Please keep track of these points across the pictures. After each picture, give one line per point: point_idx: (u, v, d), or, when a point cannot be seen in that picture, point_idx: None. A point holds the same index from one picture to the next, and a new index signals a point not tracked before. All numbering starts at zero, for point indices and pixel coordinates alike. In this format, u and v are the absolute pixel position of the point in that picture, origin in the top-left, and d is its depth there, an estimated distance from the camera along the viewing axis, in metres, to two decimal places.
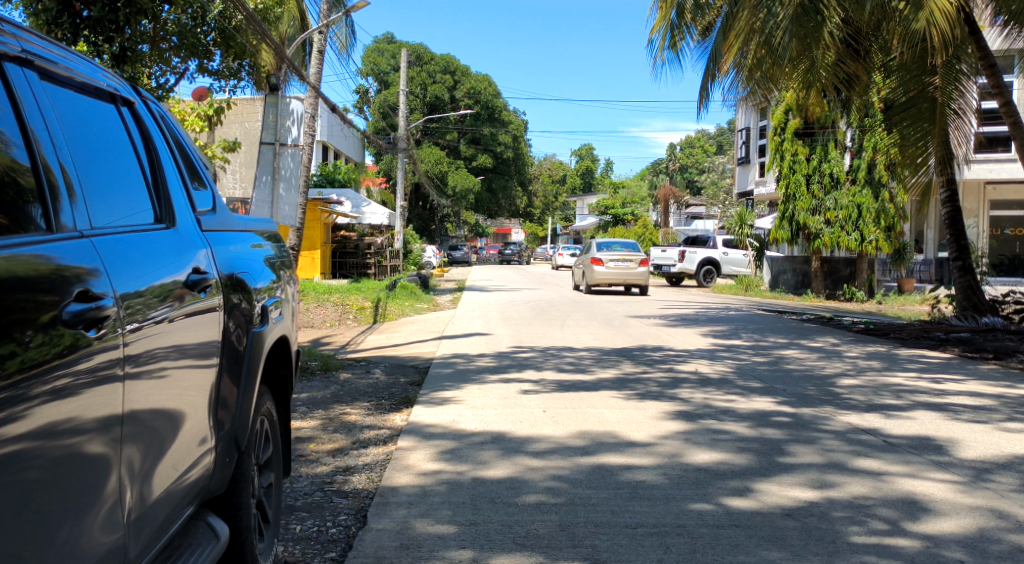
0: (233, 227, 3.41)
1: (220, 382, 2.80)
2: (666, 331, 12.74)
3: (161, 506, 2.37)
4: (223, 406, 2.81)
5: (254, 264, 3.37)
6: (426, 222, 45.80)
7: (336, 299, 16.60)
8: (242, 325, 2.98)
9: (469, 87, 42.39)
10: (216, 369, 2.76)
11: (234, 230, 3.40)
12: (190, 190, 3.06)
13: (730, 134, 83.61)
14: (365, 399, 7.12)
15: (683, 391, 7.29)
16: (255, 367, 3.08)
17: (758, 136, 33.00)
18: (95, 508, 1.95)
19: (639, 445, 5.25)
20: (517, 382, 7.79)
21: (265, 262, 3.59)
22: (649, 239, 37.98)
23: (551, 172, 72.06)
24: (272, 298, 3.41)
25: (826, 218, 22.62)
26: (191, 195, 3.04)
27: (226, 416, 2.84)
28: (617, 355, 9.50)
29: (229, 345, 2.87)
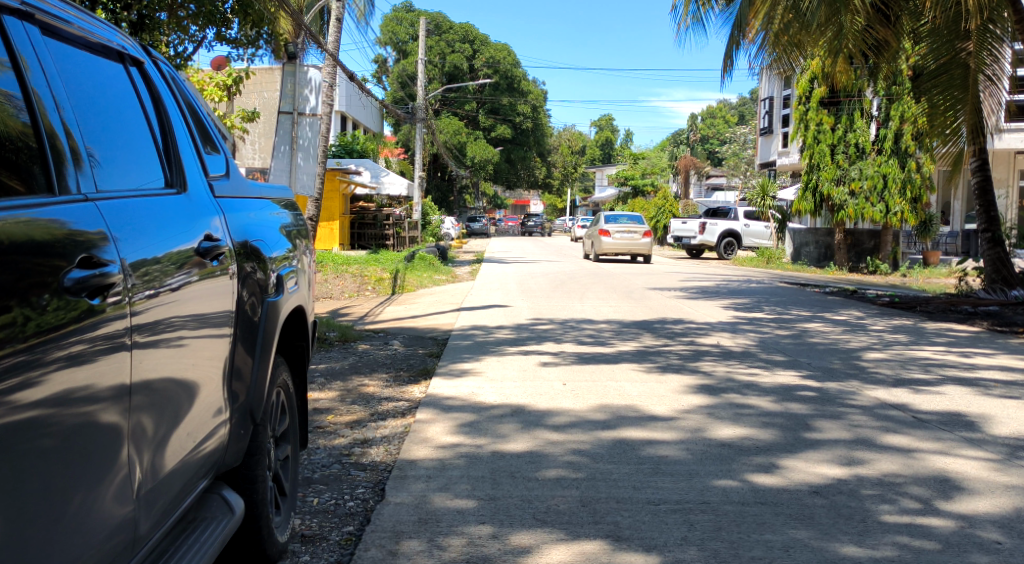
0: (248, 194, 3.31)
1: (234, 352, 2.71)
2: (687, 303, 12.62)
3: (175, 478, 2.30)
4: (237, 377, 2.72)
5: (270, 233, 3.28)
6: (445, 193, 45.67)
7: (355, 269, 16.58)
8: (256, 294, 2.89)
9: (488, 56, 42.04)
10: (230, 338, 2.67)
11: (249, 198, 3.30)
12: (202, 155, 2.96)
13: (752, 105, 82.52)
14: (383, 370, 7.08)
15: (706, 364, 7.18)
16: (271, 338, 2.99)
17: (782, 105, 32.54)
18: (109, 479, 1.88)
19: (661, 419, 5.16)
20: (537, 354, 7.71)
21: (280, 231, 3.49)
22: (670, 211, 37.68)
23: (571, 143, 71.53)
24: (288, 267, 3.32)
25: (850, 190, 22.19)
26: (203, 160, 2.93)
27: (240, 387, 2.75)
28: (638, 327, 9.40)
29: (243, 315, 2.78)
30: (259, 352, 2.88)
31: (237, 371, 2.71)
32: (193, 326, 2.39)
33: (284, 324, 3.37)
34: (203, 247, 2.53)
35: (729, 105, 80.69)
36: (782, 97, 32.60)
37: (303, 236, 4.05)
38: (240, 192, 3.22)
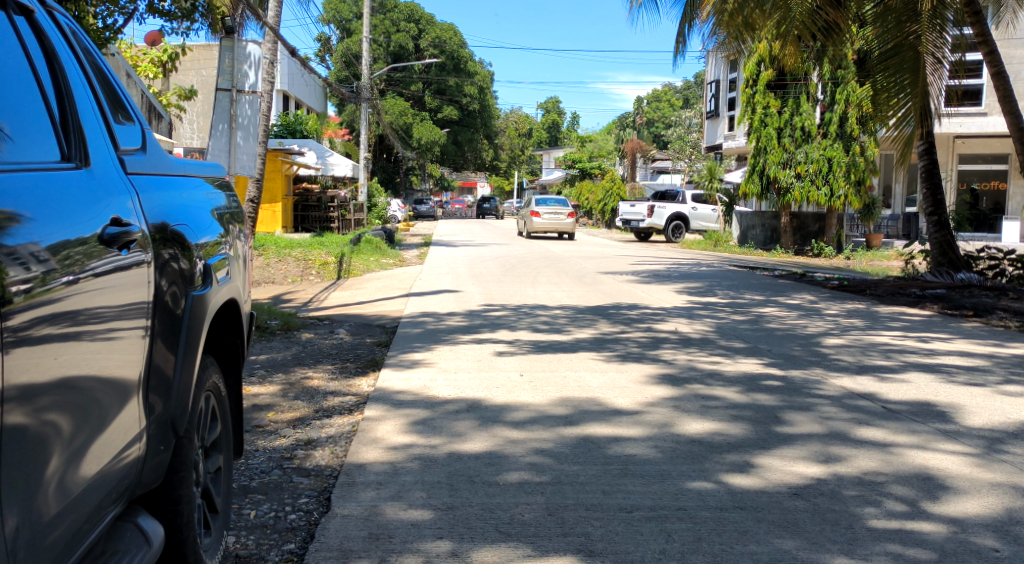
0: (170, 171, 2.86)
1: (153, 350, 2.29)
2: (640, 287, 12.40)
3: (86, 500, 1.93)
4: (157, 382, 2.31)
5: (197, 217, 2.85)
6: (390, 175, 44.91)
7: (298, 253, 15.97)
8: (178, 284, 2.47)
9: (435, 36, 41.25)
10: (148, 334, 2.25)
11: (173, 177, 2.86)
12: (111, 123, 2.49)
13: (698, 89, 82.98)
14: (329, 361, 6.66)
15: (666, 352, 6.95)
16: (198, 335, 2.58)
17: (728, 88, 32.69)
18: (6, 503, 1.56)
19: (626, 413, 4.88)
20: (491, 343, 7.39)
21: (211, 215, 3.06)
22: (617, 194, 37.60)
23: (518, 125, 71.01)
24: (218, 256, 2.90)
25: (796, 172, 22.40)
26: (113, 131, 2.47)
27: (160, 393, 2.34)
28: (592, 313, 9.15)
29: (163, 307, 2.36)
30: (182, 351, 2.47)
31: (156, 375, 2.31)
32: (115, 319, 2.04)
33: (213, 320, 2.96)
34: (112, 231, 2.09)
35: (675, 90, 80.98)
36: (727, 80, 32.67)
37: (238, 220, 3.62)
38: (160, 168, 2.77)
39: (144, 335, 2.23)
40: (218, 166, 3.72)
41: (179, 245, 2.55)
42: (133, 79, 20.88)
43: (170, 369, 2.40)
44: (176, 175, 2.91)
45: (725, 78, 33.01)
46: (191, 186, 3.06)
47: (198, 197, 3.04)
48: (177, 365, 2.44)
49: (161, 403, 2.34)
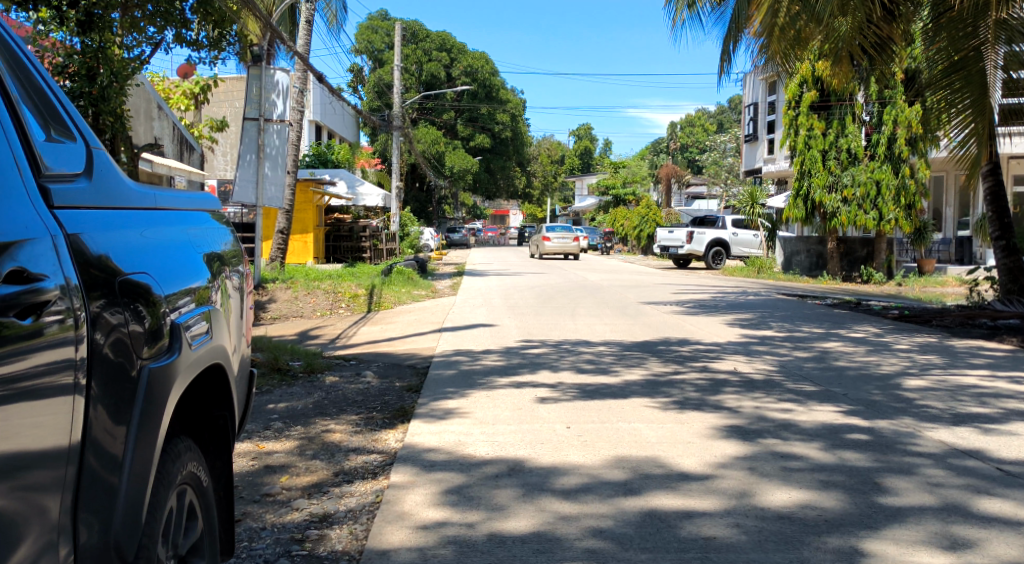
0: (130, 204, 2.20)
1: (91, 419, 1.70)
2: (687, 320, 11.63)
3: None
4: (96, 467, 1.72)
5: (164, 261, 2.21)
6: (423, 204, 44.66)
7: (327, 285, 15.43)
8: (131, 342, 1.86)
9: (466, 65, 41.04)
10: (81, 401, 1.67)
11: (133, 212, 2.20)
12: (32, 136, 1.83)
13: (732, 114, 81.85)
14: (353, 411, 6.00)
15: (728, 398, 6.19)
16: (162, 407, 1.97)
17: (767, 111, 31.94)
18: None
19: (695, 479, 4.16)
20: (531, 386, 6.72)
21: (186, 258, 2.41)
22: (654, 220, 36.79)
23: (550, 151, 70.67)
24: (192, 309, 2.27)
25: (842, 196, 21.51)
26: (34, 148, 1.82)
27: (107, 482, 1.75)
28: (641, 351, 8.42)
29: (103, 367, 1.76)
30: (137, 427, 1.85)
31: (96, 455, 1.71)
32: (39, 379, 1.55)
33: (188, 388, 2.35)
34: (9, 291, 1.50)
35: (709, 114, 80.11)
36: (767, 102, 32.02)
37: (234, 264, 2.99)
38: (114, 201, 2.12)
39: (73, 401, 1.65)
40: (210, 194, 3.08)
41: (132, 293, 1.93)
42: (165, 112, 20.81)
43: (120, 446, 1.79)
44: (139, 208, 2.25)
45: (764, 101, 32.33)
46: (161, 221, 2.41)
47: (170, 235, 2.39)
48: (131, 443, 1.82)
49: (102, 500, 1.74)
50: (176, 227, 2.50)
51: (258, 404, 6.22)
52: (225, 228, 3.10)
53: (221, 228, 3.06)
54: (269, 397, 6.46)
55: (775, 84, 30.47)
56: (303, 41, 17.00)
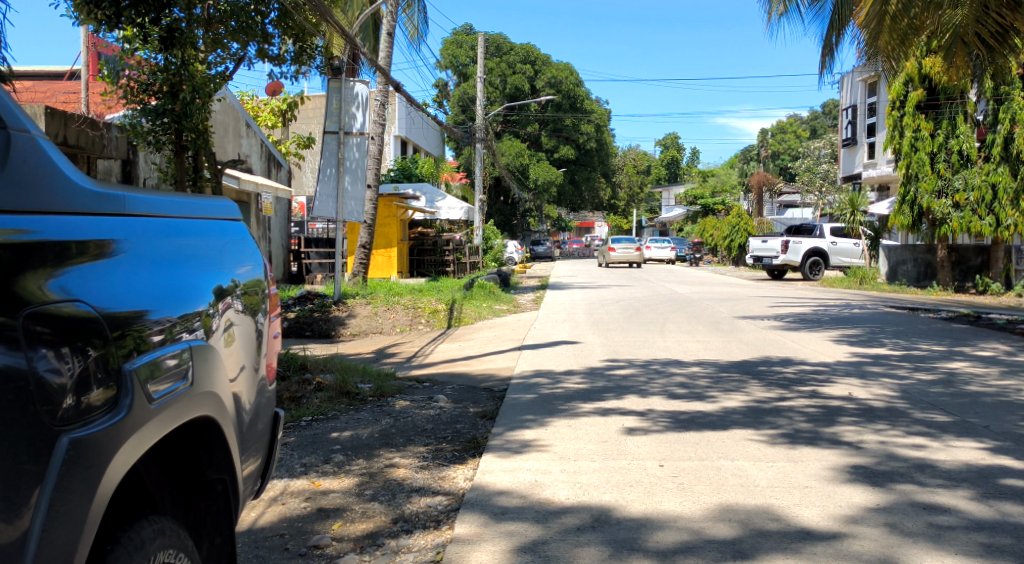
0: (84, 208, 1.96)
1: None
2: (789, 336, 10.69)
3: None
4: None
5: (119, 280, 1.97)
6: (507, 217, 44.32)
7: (407, 300, 15.06)
8: (53, 396, 1.71)
9: (550, 77, 40.52)
10: None
11: (84, 214, 1.95)
12: None
13: (827, 119, 78.65)
14: (421, 441, 5.44)
15: (847, 430, 5.37)
16: (103, 466, 1.81)
17: (867, 113, 30.41)
18: None
19: (821, 538, 3.42)
20: (619, 414, 6.04)
21: (165, 280, 2.18)
22: (745, 229, 35.37)
23: (637, 162, 69.51)
24: (172, 356, 2.10)
25: (954, 201, 20.02)
26: None
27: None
28: (740, 373, 7.62)
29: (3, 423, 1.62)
30: (57, 491, 1.70)
31: None
32: None
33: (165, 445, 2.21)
34: None
35: (802, 120, 77.29)
36: (868, 104, 30.42)
37: (249, 292, 2.75)
38: (49, 205, 1.88)
39: None
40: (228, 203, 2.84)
41: (70, 331, 1.77)
42: (253, 130, 21.08)
43: (26, 518, 1.65)
44: (98, 211, 2.00)
45: (863, 102, 30.76)
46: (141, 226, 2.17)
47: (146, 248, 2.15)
48: (44, 510, 1.67)
49: None
50: (163, 237, 2.27)
51: (320, 435, 5.75)
52: (252, 250, 2.90)
53: (241, 243, 2.83)
54: (334, 426, 6.00)
55: (877, 85, 28.87)
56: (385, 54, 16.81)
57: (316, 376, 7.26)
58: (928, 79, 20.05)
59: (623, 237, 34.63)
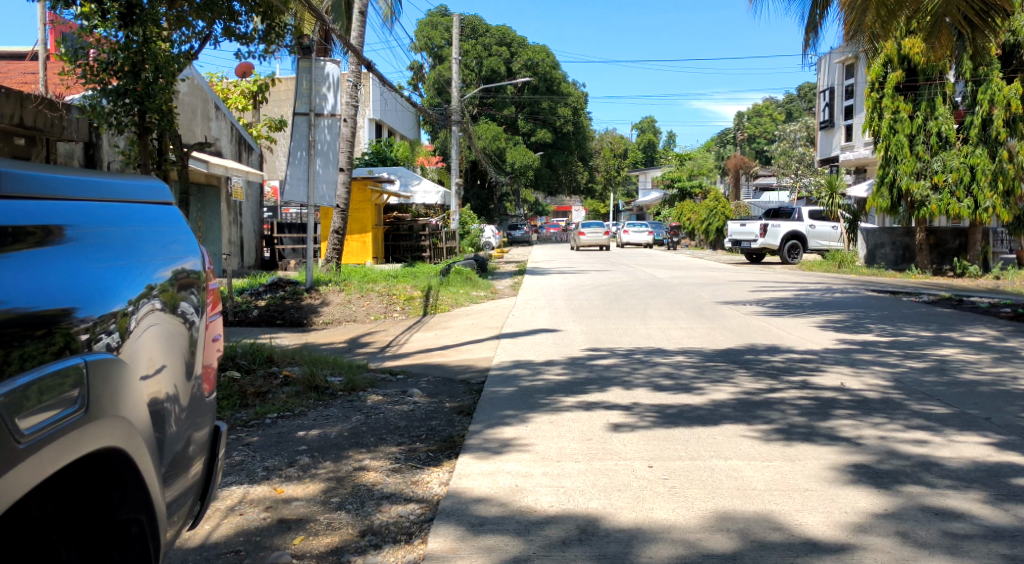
0: None
1: None
2: (773, 323, 10.45)
3: None
4: None
5: None
6: (484, 202, 43.88)
7: (382, 287, 14.66)
8: None
9: (527, 59, 40.04)
10: None
11: None
12: None
13: (802, 102, 78.61)
14: (393, 441, 5.10)
15: (844, 425, 5.10)
16: None
17: (845, 95, 30.29)
18: None
19: (829, 551, 3.13)
20: (603, 408, 5.73)
21: (57, 270, 1.93)
22: (723, 213, 35.20)
23: (613, 145, 69.24)
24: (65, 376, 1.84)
25: (932, 183, 19.83)
26: None
27: None
28: (727, 362, 7.34)
29: None
30: None
31: None
32: None
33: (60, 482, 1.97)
34: None
35: (777, 103, 77.27)
36: (844, 86, 30.31)
37: (185, 286, 2.48)
38: None
39: None
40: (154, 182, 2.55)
41: None
42: (223, 112, 20.50)
43: None
44: None
45: (841, 84, 30.61)
46: (25, 205, 1.91)
47: (30, 240, 1.89)
48: None
49: None
50: (60, 219, 2.01)
51: (285, 434, 5.41)
52: (193, 240, 2.63)
53: (174, 229, 2.55)
54: (301, 424, 5.64)
55: (855, 67, 28.74)
56: (357, 34, 16.31)
57: (283, 370, 6.89)
58: (908, 60, 19.87)
59: (591, 222, 36.29)
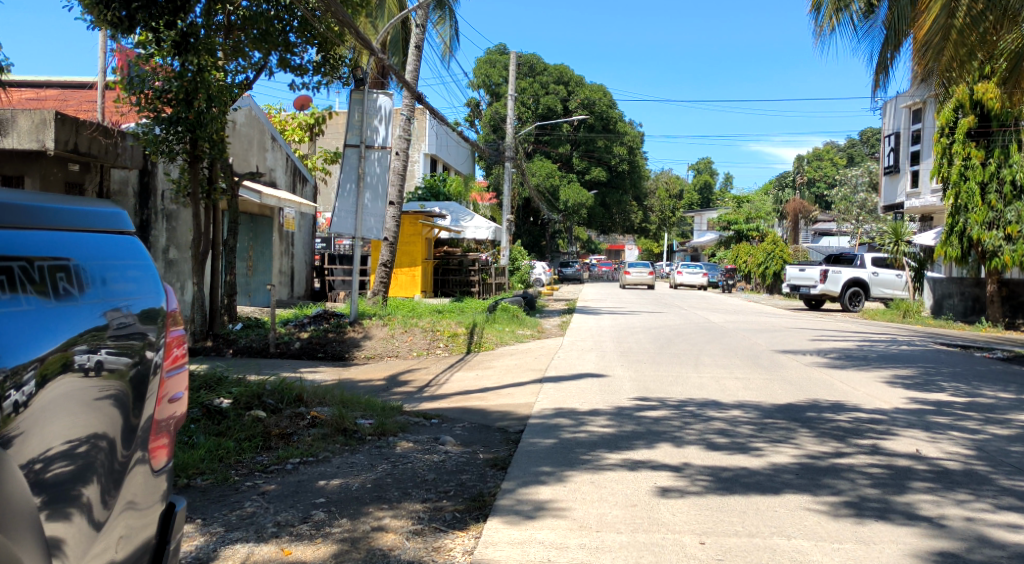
0: None
1: None
2: (836, 376, 9.79)
3: None
4: None
5: None
6: (536, 238, 43.54)
7: (426, 322, 14.32)
8: None
9: (583, 98, 39.79)
10: None
11: None
12: None
13: (864, 146, 76.98)
14: (418, 498, 4.68)
15: (925, 500, 4.50)
16: None
17: (912, 140, 29.37)
18: None
19: None
20: (650, 468, 5.22)
21: None
22: (780, 257, 34.20)
23: (669, 185, 68.52)
24: None
25: (1006, 233, 18.87)
26: None
27: None
28: (787, 420, 6.76)
29: None
30: None
31: None
32: None
33: None
34: None
35: (838, 147, 75.71)
36: (911, 131, 29.42)
37: (128, 326, 2.50)
38: None
39: None
40: (111, 215, 2.60)
41: None
42: (279, 143, 20.60)
43: None
44: None
45: (908, 129, 29.69)
46: None
47: None
48: None
49: None
50: None
51: (305, 483, 5.05)
52: (152, 283, 2.70)
53: (121, 266, 2.57)
54: (322, 472, 5.28)
55: (924, 111, 27.85)
56: (412, 68, 16.19)
57: (312, 410, 6.55)
58: (981, 105, 19.04)
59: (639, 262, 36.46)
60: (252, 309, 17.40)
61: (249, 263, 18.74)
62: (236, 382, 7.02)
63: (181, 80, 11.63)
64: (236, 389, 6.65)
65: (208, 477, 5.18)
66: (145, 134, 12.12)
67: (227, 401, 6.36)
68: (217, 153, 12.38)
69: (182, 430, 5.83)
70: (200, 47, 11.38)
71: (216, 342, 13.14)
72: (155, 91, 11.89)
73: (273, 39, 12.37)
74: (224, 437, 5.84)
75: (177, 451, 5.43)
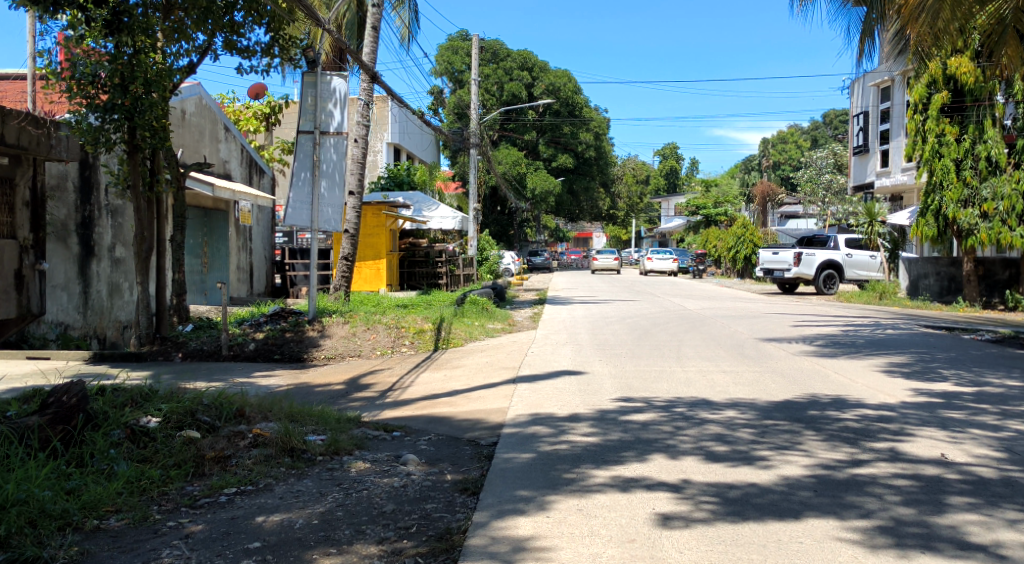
0: None
1: None
2: (829, 366, 9.16)
3: None
4: None
5: None
6: (504, 227, 42.75)
7: (390, 319, 13.45)
8: None
9: (548, 84, 38.81)
10: None
11: None
12: None
13: (828, 129, 76.93)
14: (372, 538, 3.93)
15: (972, 522, 3.84)
16: None
17: (880, 120, 29.06)
18: None
19: None
20: (645, 488, 4.49)
21: None
22: (750, 240, 33.74)
23: (637, 171, 68.02)
24: None
25: (982, 211, 18.42)
26: None
27: None
28: (790, 421, 6.09)
29: None
30: None
31: None
32: None
33: None
34: None
35: (802, 130, 75.34)
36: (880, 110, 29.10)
37: None
38: None
39: None
40: None
41: None
42: (233, 134, 19.55)
43: None
44: None
45: (876, 108, 29.29)
46: None
47: None
48: None
49: None
50: None
51: (240, 520, 4.25)
52: None
53: None
54: (262, 505, 4.48)
55: (893, 89, 27.58)
56: (369, 51, 15.23)
57: (254, 427, 5.70)
58: (954, 80, 18.58)
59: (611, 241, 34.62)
60: (207, 308, 16.43)
61: (205, 260, 17.70)
62: (168, 393, 6.13)
63: (115, 64, 10.75)
64: (168, 402, 5.76)
65: (124, 516, 4.38)
66: (78, 123, 11.17)
67: (155, 420, 5.47)
68: (159, 142, 11.39)
69: (100, 457, 4.99)
70: (135, 27, 10.53)
71: (163, 346, 12.20)
72: (86, 75, 10.89)
73: (214, 15, 11.23)
74: (149, 465, 5.02)
75: (92, 484, 4.62)
